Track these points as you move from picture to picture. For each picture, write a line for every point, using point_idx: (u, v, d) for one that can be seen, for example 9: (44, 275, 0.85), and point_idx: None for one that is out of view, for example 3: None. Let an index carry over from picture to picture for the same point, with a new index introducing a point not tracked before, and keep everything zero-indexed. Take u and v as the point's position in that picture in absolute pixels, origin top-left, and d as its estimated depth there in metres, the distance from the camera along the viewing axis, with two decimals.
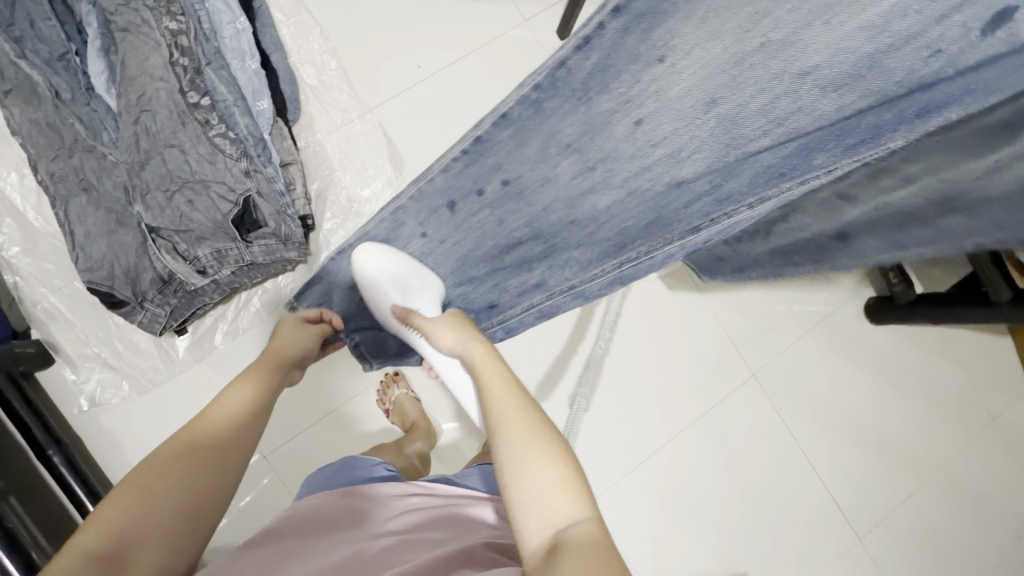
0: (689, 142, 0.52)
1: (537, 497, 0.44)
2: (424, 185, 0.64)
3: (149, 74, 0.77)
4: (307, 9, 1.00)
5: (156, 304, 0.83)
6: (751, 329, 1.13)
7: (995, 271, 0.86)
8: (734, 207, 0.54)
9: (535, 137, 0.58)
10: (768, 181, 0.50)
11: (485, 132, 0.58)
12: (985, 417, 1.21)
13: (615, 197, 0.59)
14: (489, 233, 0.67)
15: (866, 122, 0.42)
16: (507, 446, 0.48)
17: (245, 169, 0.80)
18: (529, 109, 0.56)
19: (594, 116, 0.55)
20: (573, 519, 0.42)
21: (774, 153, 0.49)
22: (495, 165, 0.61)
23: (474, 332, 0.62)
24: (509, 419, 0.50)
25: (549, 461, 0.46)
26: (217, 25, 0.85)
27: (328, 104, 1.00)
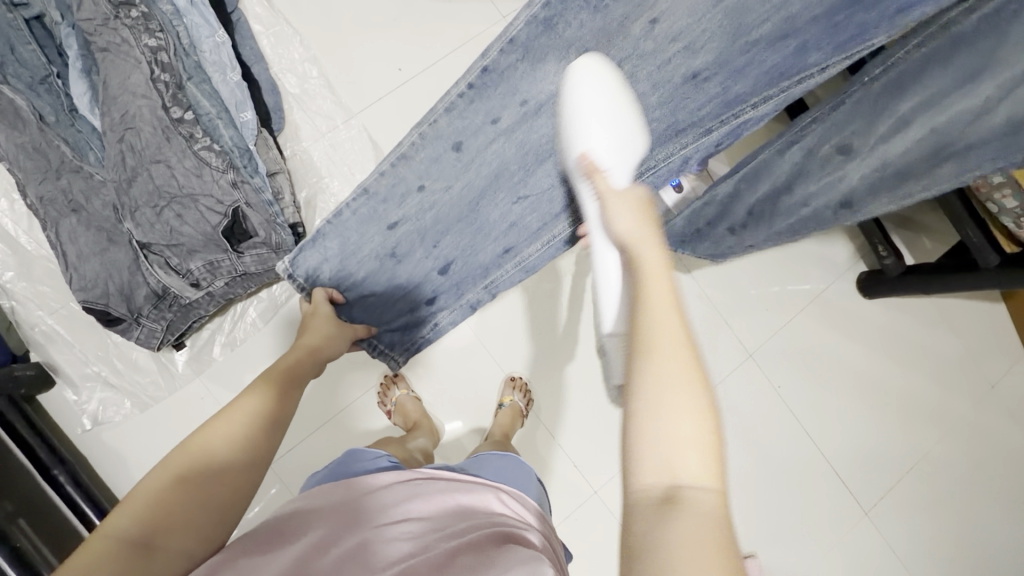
0: (701, 35, 0.59)
1: (667, 447, 0.37)
2: (427, 128, 0.60)
3: (132, 91, 0.78)
4: (286, 19, 1.00)
5: (152, 319, 0.83)
6: (744, 311, 1.14)
7: (981, 237, 0.87)
8: (740, 107, 0.66)
9: (550, 55, 0.57)
10: (769, 80, 0.64)
11: (492, 61, 0.56)
12: (984, 385, 1.22)
13: (642, 92, 0.63)
14: (510, 154, 0.64)
15: (838, 19, 0.56)
16: (649, 369, 0.39)
17: (232, 180, 0.81)
18: (540, 28, 0.55)
19: (609, 23, 0.57)
20: (698, 481, 0.36)
21: (777, 49, 0.60)
22: (512, 91, 0.59)
23: (652, 226, 0.50)
24: (660, 338, 0.40)
25: (700, 411, 0.37)
26: (197, 39, 0.85)
27: (312, 112, 1.00)
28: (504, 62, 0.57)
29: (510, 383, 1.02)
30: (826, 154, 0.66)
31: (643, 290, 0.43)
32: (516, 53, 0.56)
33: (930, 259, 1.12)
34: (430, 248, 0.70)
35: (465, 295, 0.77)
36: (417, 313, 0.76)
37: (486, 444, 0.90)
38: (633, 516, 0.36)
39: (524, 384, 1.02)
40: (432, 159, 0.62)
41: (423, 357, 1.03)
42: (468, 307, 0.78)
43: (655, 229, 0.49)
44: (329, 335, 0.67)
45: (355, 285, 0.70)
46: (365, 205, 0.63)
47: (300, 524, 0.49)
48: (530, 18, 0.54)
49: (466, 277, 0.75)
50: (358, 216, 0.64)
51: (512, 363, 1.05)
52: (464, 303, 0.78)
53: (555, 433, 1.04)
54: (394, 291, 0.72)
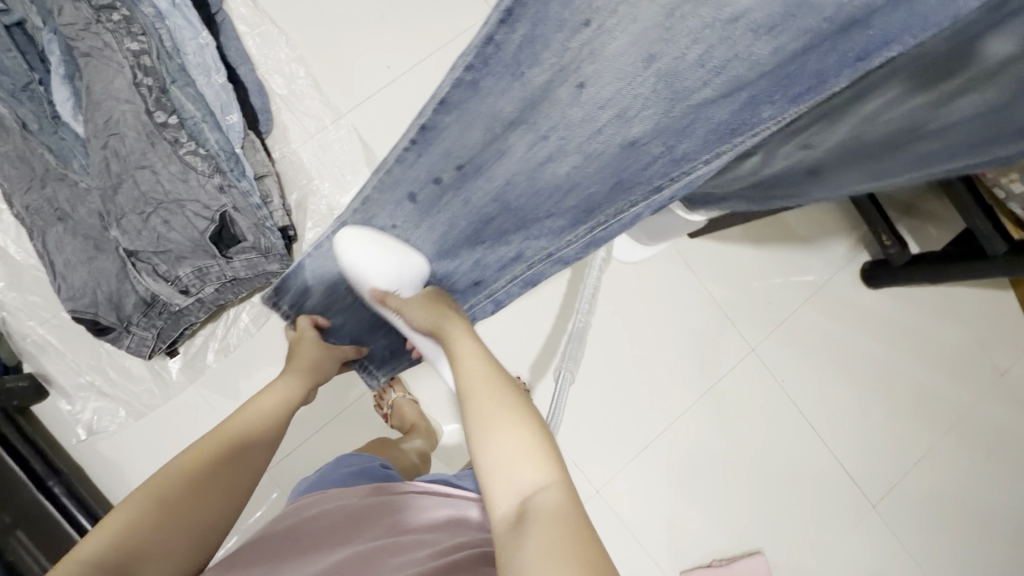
0: (634, 103, 0.47)
1: (501, 466, 0.44)
2: (382, 175, 0.56)
3: (115, 97, 0.76)
4: (272, 18, 0.99)
5: (142, 327, 0.83)
6: (746, 305, 1.12)
7: (988, 224, 0.85)
8: (692, 164, 0.52)
9: (475, 121, 0.52)
10: (721, 138, 0.49)
11: (428, 119, 0.51)
12: (993, 372, 1.19)
13: (574, 163, 0.54)
14: (461, 213, 0.61)
15: (805, 67, 0.41)
16: (474, 418, 0.49)
17: (219, 185, 0.80)
18: (467, 92, 0.49)
19: (530, 92, 0.49)
20: (538, 484, 0.42)
21: (724, 106, 0.46)
22: (444, 154, 0.55)
23: (449, 313, 0.62)
24: (477, 393, 0.51)
25: (521, 428, 0.46)
26: (180, 42, 0.84)
27: (301, 113, 0.99)
28: (440, 121, 0.52)
29: None
30: None
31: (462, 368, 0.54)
32: (449, 113, 0.51)
33: (935, 248, 1.09)
34: None
35: None
36: (401, 334, 0.74)
37: None
38: (499, 540, 0.40)
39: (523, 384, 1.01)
40: (391, 207, 0.60)
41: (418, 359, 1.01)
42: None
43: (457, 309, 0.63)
44: (321, 356, 0.68)
45: (341, 311, 0.70)
46: (342, 237, 0.62)
47: (296, 534, 0.49)
48: (452, 81, 0.48)
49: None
50: (336, 248, 0.63)
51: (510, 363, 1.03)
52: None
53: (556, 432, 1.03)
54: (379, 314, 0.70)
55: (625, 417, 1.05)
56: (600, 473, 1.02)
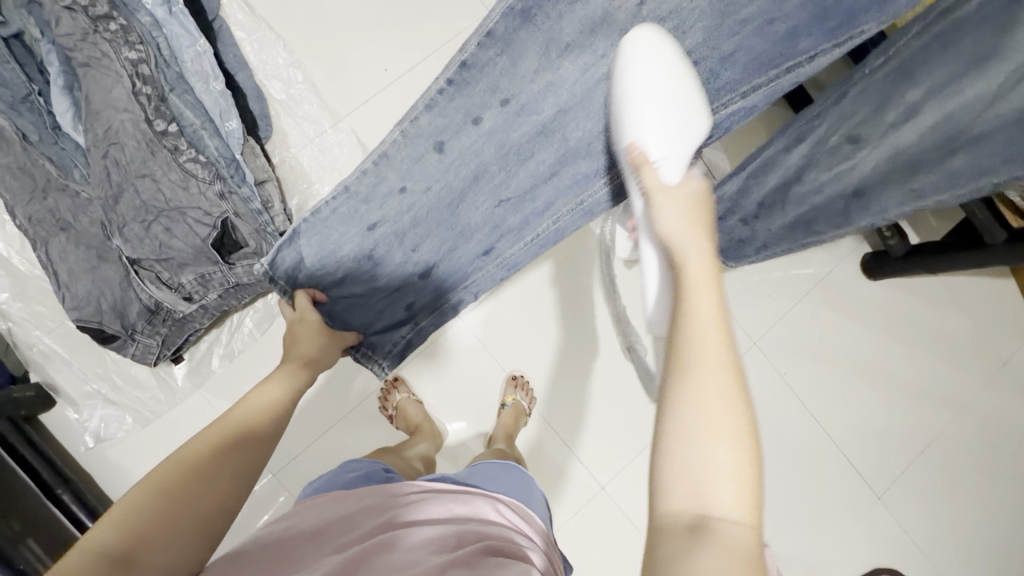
0: (689, 15, 0.59)
1: (699, 472, 0.37)
2: (408, 125, 0.57)
3: (114, 106, 0.77)
4: (269, 24, 0.99)
5: (147, 335, 0.83)
6: (750, 300, 1.12)
7: (987, 213, 0.85)
8: (730, 95, 0.65)
9: (531, 46, 0.56)
10: (759, 68, 0.63)
11: (471, 55, 0.55)
12: (996, 362, 1.19)
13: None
14: (491, 150, 0.62)
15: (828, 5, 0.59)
16: (696, 401, 0.39)
17: (220, 191, 0.80)
18: (517, 21, 0.54)
19: (592, 13, 0.56)
20: (730, 514, 0.36)
21: (768, 35, 0.61)
22: (491, 88, 0.57)
23: (704, 231, 0.49)
24: (707, 365, 0.40)
25: (738, 446, 0.38)
26: (178, 50, 0.84)
27: (299, 117, 0.99)
28: (483, 57, 0.55)
29: (512, 381, 1.01)
30: (835, 143, 0.68)
31: (689, 307, 0.43)
32: (496, 48, 0.55)
33: (935, 238, 1.10)
34: (410, 253, 0.66)
35: (452, 295, 0.75)
36: (396, 318, 0.73)
37: (490, 449, 0.89)
38: (668, 540, 0.36)
39: (526, 382, 1.01)
40: (408, 164, 0.59)
41: (423, 359, 1.01)
42: (451, 309, 0.76)
43: (706, 235, 0.49)
44: (321, 344, 0.65)
45: (337, 287, 0.65)
46: (345, 205, 0.59)
47: (323, 538, 0.49)
48: (505, 11, 0.53)
49: (446, 282, 0.72)
50: (337, 214, 0.59)
51: (514, 362, 1.03)
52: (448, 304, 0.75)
53: (560, 431, 1.03)
54: (374, 292, 0.67)
55: (630, 414, 1.05)
56: (606, 470, 1.03)
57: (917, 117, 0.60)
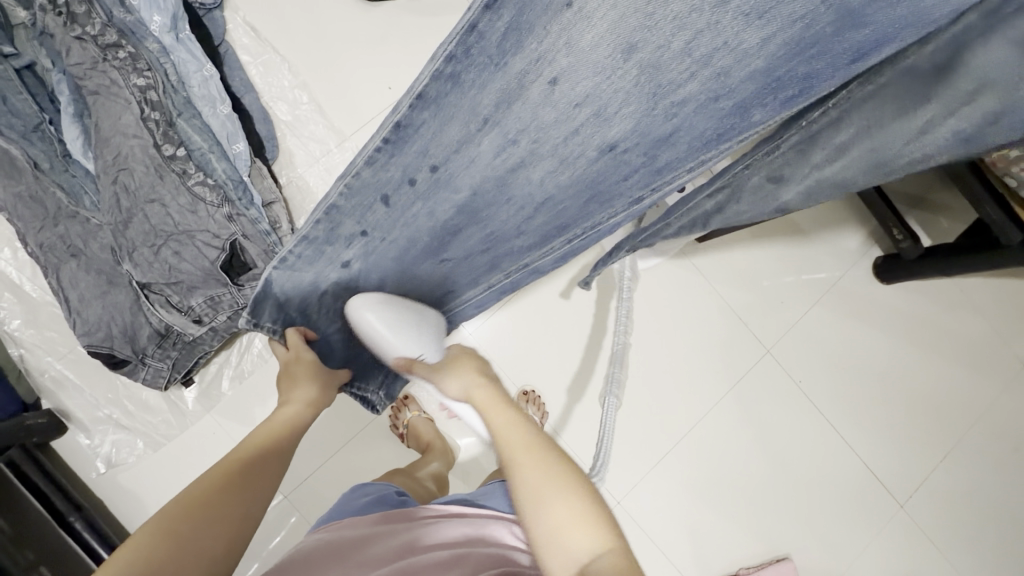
0: (614, 99, 0.46)
1: (555, 536, 0.46)
2: (352, 179, 0.50)
3: (123, 133, 0.78)
4: (274, 47, 1.00)
5: (157, 359, 0.83)
6: (761, 307, 1.11)
7: (999, 211, 0.84)
8: (671, 175, 0.54)
9: (458, 114, 0.48)
10: (705, 145, 0.51)
11: (404, 116, 0.47)
12: (1015, 363, 1.17)
13: (549, 168, 0.53)
14: (423, 226, 0.57)
15: (783, 74, 0.44)
16: (526, 486, 0.48)
17: (228, 214, 0.81)
18: (446, 86, 0.45)
19: (509, 85, 0.46)
20: (596, 552, 0.44)
21: (711, 112, 0.48)
22: (421, 152, 0.50)
23: (477, 371, 0.57)
24: (518, 457, 0.50)
25: (574, 495, 0.47)
26: (185, 75, 0.85)
27: (305, 138, 1.00)
28: (418, 119, 0.47)
29: (523, 397, 1.00)
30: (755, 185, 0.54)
31: (495, 430, 0.52)
32: (427, 109, 0.47)
33: (947, 240, 1.08)
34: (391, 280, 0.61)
35: None
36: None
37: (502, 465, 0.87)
38: None
39: (537, 397, 1.00)
40: (363, 210, 0.53)
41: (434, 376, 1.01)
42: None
43: (481, 370, 0.58)
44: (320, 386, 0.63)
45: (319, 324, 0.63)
46: (309, 246, 0.54)
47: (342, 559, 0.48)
48: (433, 74, 0.44)
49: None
50: (304, 258, 0.54)
51: (524, 377, 1.02)
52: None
53: (573, 445, 1.02)
54: None
55: (641, 425, 1.04)
56: (621, 485, 1.01)
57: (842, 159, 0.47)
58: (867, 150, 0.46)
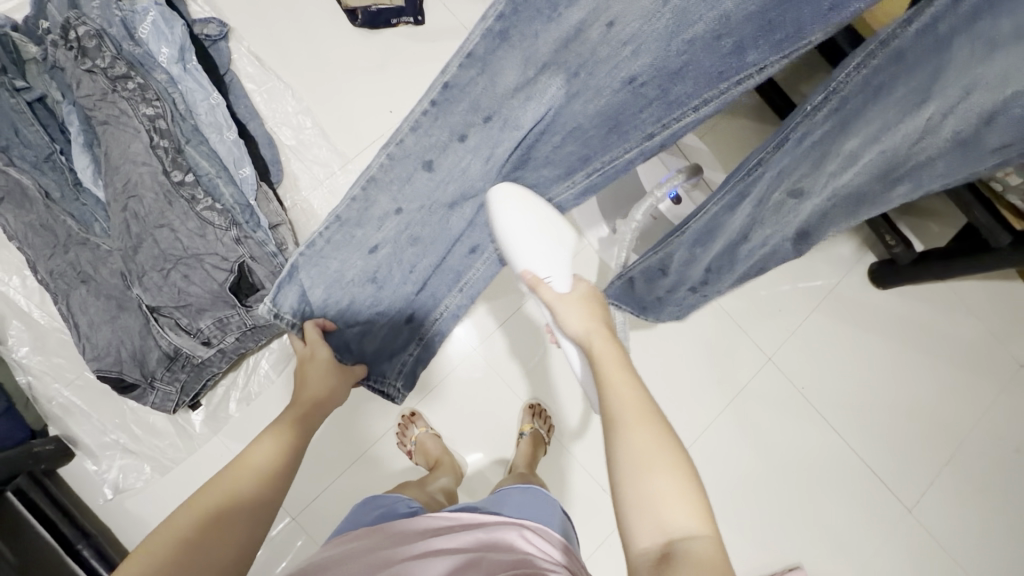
0: (650, 37, 0.53)
1: (649, 504, 0.43)
2: (394, 147, 0.56)
3: (133, 160, 0.80)
4: (277, 74, 1.03)
5: (166, 382, 0.84)
6: (760, 314, 1.12)
7: (989, 217, 0.86)
8: (682, 110, 0.57)
9: (508, 62, 0.54)
10: (711, 82, 0.55)
11: (452, 76, 0.54)
12: (1013, 364, 1.18)
13: (584, 99, 0.57)
14: (459, 186, 0.60)
15: (773, 16, 0.50)
16: (628, 446, 0.46)
17: (236, 237, 0.82)
18: (494, 43, 0.53)
19: (564, 31, 0.53)
20: (687, 529, 0.42)
21: (716, 50, 0.52)
22: (473, 106, 0.55)
23: (601, 319, 0.59)
24: (628, 412, 0.48)
25: (678, 468, 0.44)
26: (192, 103, 0.88)
27: (309, 161, 1.02)
28: (464, 78, 0.54)
29: (529, 411, 1.00)
30: (778, 201, 0.59)
31: (609, 385, 0.51)
32: (474, 68, 0.54)
33: (936, 245, 1.11)
34: (408, 270, 0.64)
35: (445, 303, 0.71)
36: (401, 335, 0.70)
37: (511, 475, 0.88)
38: None
39: (544, 410, 1.01)
40: (395, 188, 0.58)
41: (439, 392, 1.01)
42: (452, 316, 0.72)
43: (607, 325, 0.58)
44: (333, 382, 0.65)
45: (346, 313, 0.63)
46: (337, 233, 0.58)
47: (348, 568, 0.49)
48: (484, 30, 0.52)
49: (441, 287, 0.69)
50: (333, 243, 0.58)
51: (529, 390, 1.03)
52: (447, 311, 0.71)
53: (578, 457, 1.03)
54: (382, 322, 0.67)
55: None
56: None
57: (858, 163, 0.52)
58: (877, 153, 0.51)
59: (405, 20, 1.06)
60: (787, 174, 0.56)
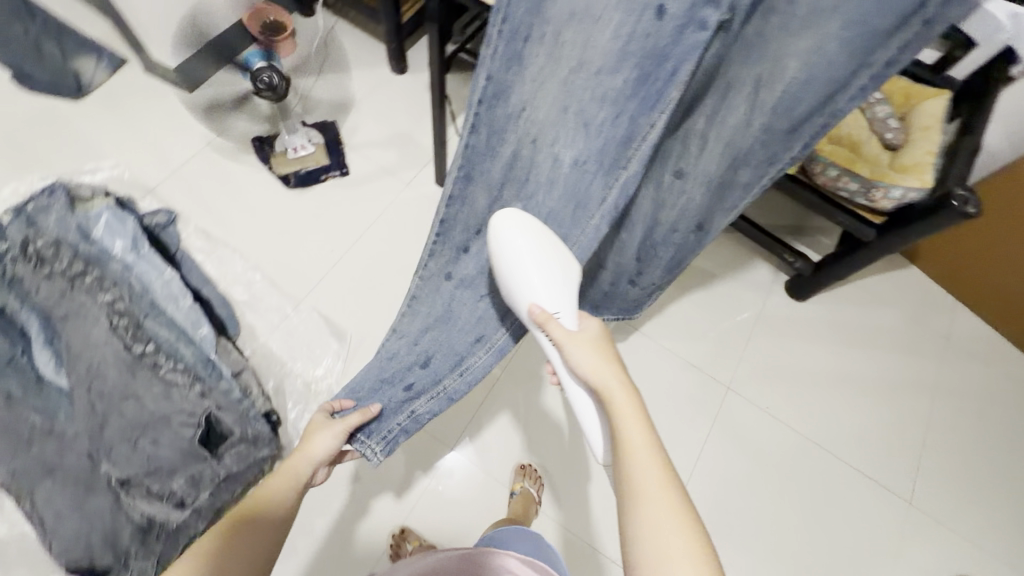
0: (565, 134, 0.54)
1: None
2: (420, 273, 0.66)
3: (95, 344, 0.86)
4: (224, 242, 1.15)
5: (140, 558, 0.78)
6: (706, 350, 1.21)
7: (846, 216, 1.03)
8: (619, 172, 0.56)
9: (477, 194, 0.60)
10: (623, 147, 0.54)
11: (444, 215, 0.60)
12: (942, 338, 1.28)
13: (546, 192, 0.60)
14: (455, 290, 0.67)
15: (646, 90, 0.49)
16: (642, 517, 0.46)
17: (200, 391, 0.88)
18: (463, 183, 0.58)
19: (505, 160, 0.57)
20: None
21: (614, 126, 0.52)
22: (466, 226, 0.63)
23: (616, 363, 0.56)
24: (647, 476, 0.48)
25: (696, 554, 0.44)
26: (148, 282, 0.95)
27: (263, 310, 1.10)
28: (453, 212, 0.60)
29: (520, 469, 1.04)
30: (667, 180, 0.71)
31: (622, 437, 0.50)
32: (455, 204, 0.60)
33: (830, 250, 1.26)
34: (421, 335, 0.69)
35: (444, 382, 0.71)
36: (395, 400, 0.70)
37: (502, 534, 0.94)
38: None
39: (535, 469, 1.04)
40: (428, 287, 0.67)
41: (426, 501, 1.02)
42: (446, 397, 0.73)
43: (617, 367, 0.55)
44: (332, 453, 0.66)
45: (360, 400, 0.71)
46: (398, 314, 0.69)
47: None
48: (452, 179, 0.57)
49: (443, 367, 0.71)
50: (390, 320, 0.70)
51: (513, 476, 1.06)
52: (444, 392, 0.72)
53: (575, 530, 1.04)
54: (380, 375, 0.70)
55: None
56: None
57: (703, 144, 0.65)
58: (720, 141, 0.64)
59: (332, 174, 1.23)
60: (667, 161, 0.68)
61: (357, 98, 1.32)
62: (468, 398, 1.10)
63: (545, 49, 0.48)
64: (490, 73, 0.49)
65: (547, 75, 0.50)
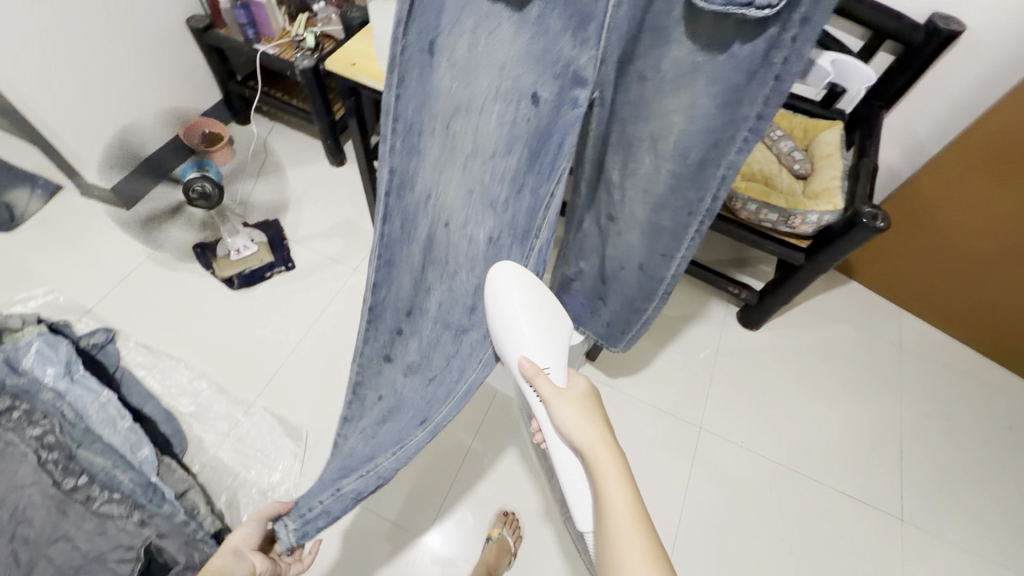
0: (473, 215, 0.56)
1: None
2: (360, 354, 0.61)
3: (19, 485, 0.77)
4: (166, 353, 1.11)
5: None
6: (672, 392, 1.21)
7: (775, 241, 1.08)
8: (532, 240, 0.60)
9: (403, 275, 0.58)
10: (530, 219, 0.58)
11: (374, 300, 0.58)
12: (895, 346, 1.31)
13: (467, 271, 0.60)
14: (404, 378, 0.63)
15: (541, 163, 0.53)
16: None
17: (139, 519, 0.81)
18: (384, 269, 0.56)
19: (424, 246, 0.57)
20: None
21: (519, 201, 0.56)
22: (397, 309, 0.59)
23: (603, 425, 0.55)
24: (632, 552, 0.47)
25: None
26: (83, 408, 0.92)
27: (210, 421, 1.05)
28: (384, 294, 0.58)
29: (501, 517, 1.01)
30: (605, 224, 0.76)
31: (608, 507, 0.50)
32: (383, 288, 0.57)
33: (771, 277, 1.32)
34: (375, 426, 0.62)
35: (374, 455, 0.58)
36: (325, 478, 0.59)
37: None
38: None
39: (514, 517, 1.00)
40: (383, 373, 0.63)
41: None
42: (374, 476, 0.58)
43: (604, 430, 0.55)
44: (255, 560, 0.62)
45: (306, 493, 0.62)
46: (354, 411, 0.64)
47: None
48: (373, 266, 0.55)
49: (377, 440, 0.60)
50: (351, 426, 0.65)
51: None
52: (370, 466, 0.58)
53: None
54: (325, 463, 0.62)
55: None
56: None
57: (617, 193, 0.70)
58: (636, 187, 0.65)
59: (277, 270, 1.23)
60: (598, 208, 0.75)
61: (298, 195, 1.36)
62: (438, 480, 1.05)
63: (439, 141, 0.51)
64: (392, 166, 0.50)
65: (446, 165, 0.53)
